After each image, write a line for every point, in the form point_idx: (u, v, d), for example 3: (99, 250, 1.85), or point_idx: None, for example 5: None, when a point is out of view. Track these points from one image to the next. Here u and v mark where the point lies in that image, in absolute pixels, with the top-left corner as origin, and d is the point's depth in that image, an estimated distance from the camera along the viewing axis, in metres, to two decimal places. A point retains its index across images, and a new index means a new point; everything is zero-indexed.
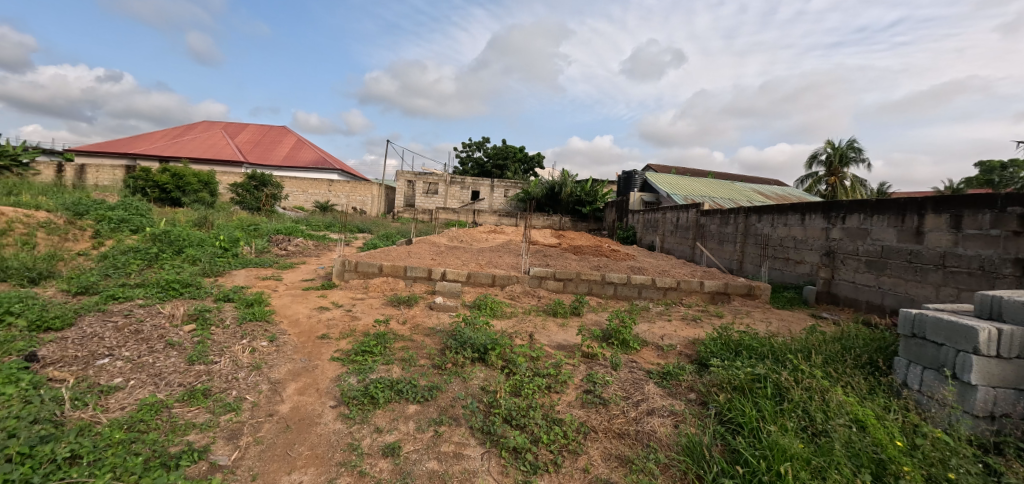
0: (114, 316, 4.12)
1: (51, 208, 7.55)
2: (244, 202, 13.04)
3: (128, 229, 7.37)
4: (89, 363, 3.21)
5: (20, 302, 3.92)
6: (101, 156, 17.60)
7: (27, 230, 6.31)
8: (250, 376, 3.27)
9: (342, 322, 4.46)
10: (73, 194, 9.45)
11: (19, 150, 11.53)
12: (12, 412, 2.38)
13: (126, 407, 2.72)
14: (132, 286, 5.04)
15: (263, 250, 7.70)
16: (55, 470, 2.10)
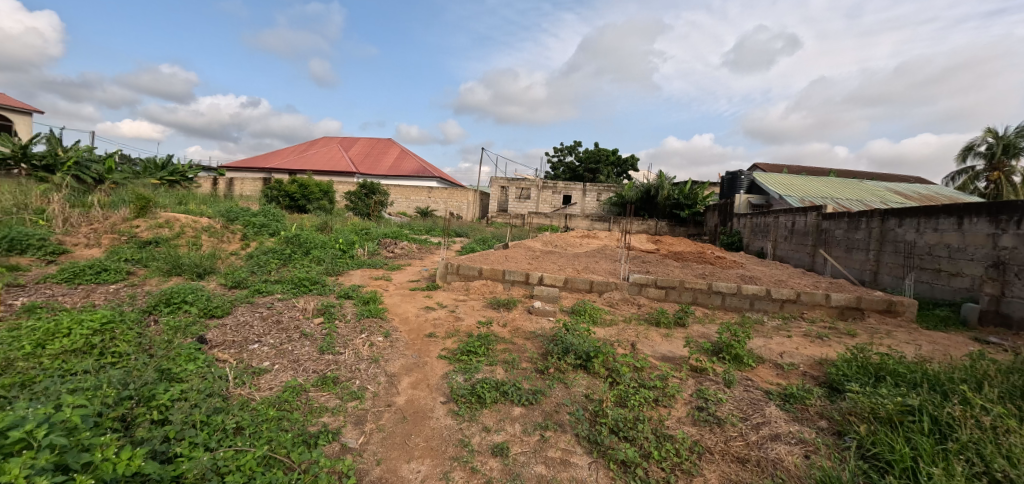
0: (260, 308, 4.78)
1: (210, 215, 8.94)
2: (356, 209, 14.29)
3: (267, 233, 8.48)
4: (243, 347, 3.75)
5: (193, 293, 4.71)
6: (246, 171, 20.46)
7: (195, 234, 7.56)
8: (370, 368, 3.58)
9: (447, 322, 4.70)
10: (225, 203, 11.11)
11: (187, 167, 13.84)
12: (194, 384, 2.86)
13: (274, 388, 3.13)
14: (272, 282, 5.79)
15: (374, 252, 8.39)
16: (225, 437, 2.48)
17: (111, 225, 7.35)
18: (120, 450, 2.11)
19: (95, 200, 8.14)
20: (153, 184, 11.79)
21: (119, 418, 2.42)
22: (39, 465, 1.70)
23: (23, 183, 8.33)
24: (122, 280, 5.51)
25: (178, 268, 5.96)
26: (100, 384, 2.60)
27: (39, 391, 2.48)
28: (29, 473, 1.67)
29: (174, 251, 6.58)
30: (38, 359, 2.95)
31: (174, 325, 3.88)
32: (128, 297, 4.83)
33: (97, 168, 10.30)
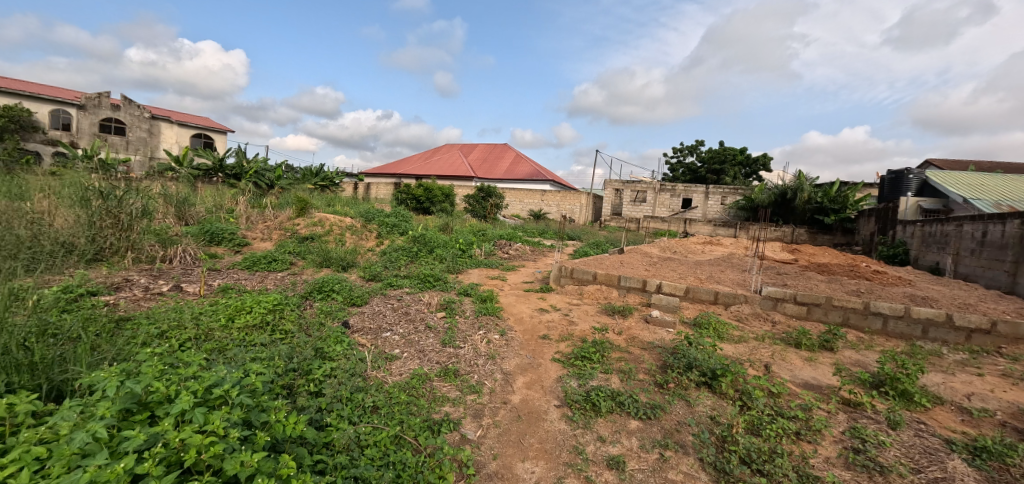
0: (392, 299, 5.27)
1: (352, 216, 10.10)
2: (474, 210, 14.97)
3: (398, 232, 9.31)
4: (378, 334, 4.17)
5: (339, 283, 5.36)
6: (381, 176, 22.76)
7: (341, 232, 8.60)
8: (487, 364, 3.73)
9: (561, 326, 4.70)
10: (364, 204, 12.45)
11: (335, 173, 15.77)
12: (341, 363, 3.26)
13: (403, 374, 3.42)
14: (401, 276, 6.34)
15: (490, 252, 8.72)
16: (364, 413, 2.77)
17: (279, 223, 8.70)
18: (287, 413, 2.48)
19: (268, 201, 9.70)
20: (310, 188, 13.69)
21: (285, 386, 2.85)
22: (232, 419, 2.07)
23: (219, 188, 10.25)
24: (286, 269, 6.48)
25: (327, 260, 6.83)
26: (272, 356, 3.09)
27: (231, 357, 3.03)
28: (226, 424, 2.04)
29: (325, 246, 7.55)
30: (229, 330, 3.60)
31: (325, 310, 4.46)
32: (290, 283, 5.67)
33: (269, 175, 12.27)
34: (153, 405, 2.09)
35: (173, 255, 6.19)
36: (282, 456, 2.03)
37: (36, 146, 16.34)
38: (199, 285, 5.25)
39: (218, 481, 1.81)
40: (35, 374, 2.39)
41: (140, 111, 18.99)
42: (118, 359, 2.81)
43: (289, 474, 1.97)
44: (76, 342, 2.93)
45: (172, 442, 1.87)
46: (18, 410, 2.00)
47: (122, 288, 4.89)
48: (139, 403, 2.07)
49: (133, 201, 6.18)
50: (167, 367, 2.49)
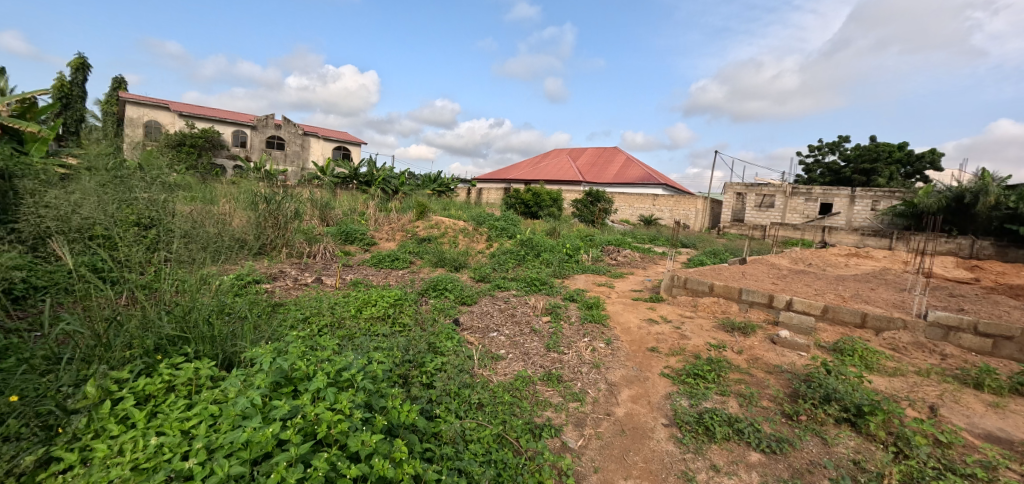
0: (499, 300, 5.42)
1: (465, 219, 10.62)
2: (582, 216, 14.79)
3: (507, 235, 9.54)
4: (485, 333, 4.29)
5: (452, 282, 5.65)
6: (492, 181, 23.65)
7: (455, 235, 9.08)
8: (591, 373, 3.62)
9: (672, 339, 4.41)
10: (477, 209, 13.02)
11: (452, 179, 16.61)
12: (451, 359, 3.41)
13: (508, 374, 3.48)
14: (509, 279, 6.49)
15: (598, 258, 8.53)
16: (469, 409, 2.85)
17: (401, 225, 9.47)
18: (402, 402, 2.64)
19: (392, 205, 10.62)
20: (428, 193, 14.71)
21: (402, 375, 3.06)
22: (357, 401, 2.26)
23: (353, 194, 11.48)
24: (406, 267, 7.02)
25: (442, 261, 7.25)
26: (392, 346, 3.34)
27: (358, 344, 3.34)
28: (352, 405, 2.23)
29: (440, 247, 8.03)
30: (358, 320, 3.98)
31: (438, 307, 4.73)
32: (409, 281, 6.12)
33: (395, 182, 13.44)
34: (296, 381, 2.37)
35: (316, 251, 7.06)
36: (397, 440, 2.13)
37: (221, 160, 19.89)
38: (335, 279, 5.91)
39: (343, 455, 1.98)
40: (215, 344, 2.87)
41: (295, 128, 22.09)
42: (274, 338, 3.27)
43: (402, 459, 2.06)
44: (244, 319, 3.44)
45: (309, 415, 2.10)
46: (201, 373, 2.42)
47: (277, 278, 5.69)
48: (285, 378, 2.36)
49: (287, 205, 7.19)
50: (307, 350, 2.83)
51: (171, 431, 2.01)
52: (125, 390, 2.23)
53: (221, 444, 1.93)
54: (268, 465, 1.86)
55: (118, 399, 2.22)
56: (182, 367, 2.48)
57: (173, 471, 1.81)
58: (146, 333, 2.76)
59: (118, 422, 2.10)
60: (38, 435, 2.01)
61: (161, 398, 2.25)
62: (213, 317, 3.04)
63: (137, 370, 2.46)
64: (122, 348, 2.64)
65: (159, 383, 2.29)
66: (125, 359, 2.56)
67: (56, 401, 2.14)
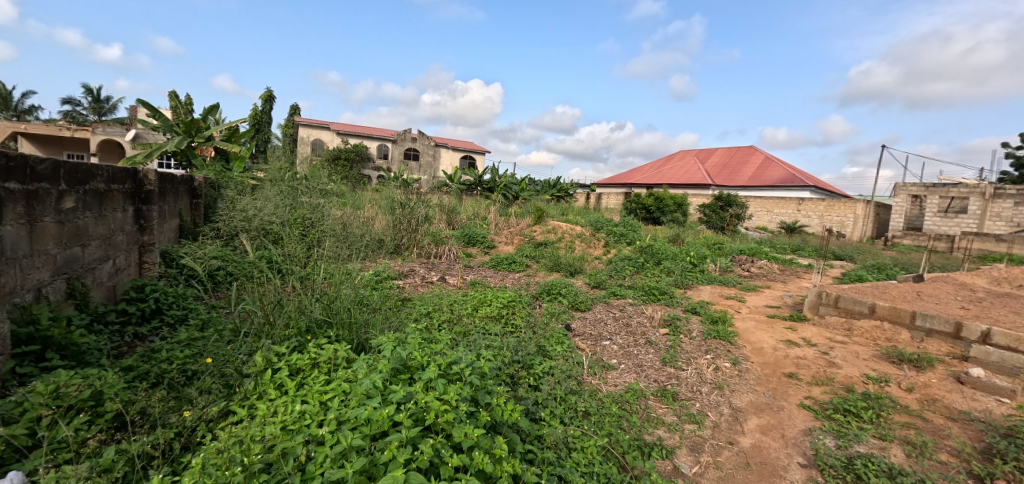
0: (614, 309, 5.17)
1: (583, 225, 10.48)
2: (709, 222, 13.56)
3: (625, 242, 9.17)
4: (597, 341, 4.08)
5: (566, 287, 5.55)
6: (613, 185, 23.05)
7: (571, 240, 9.00)
8: (712, 394, 3.24)
9: (817, 366, 3.76)
10: (595, 214, 12.79)
11: (571, 184, 16.49)
12: (560, 363, 3.18)
13: (619, 385, 3.20)
14: (626, 287, 6.18)
15: (727, 268, 7.73)
16: (575, 416, 2.66)
17: (519, 229, 9.68)
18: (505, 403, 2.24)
19: (512, 210, 10.94)
20: (547, 199, 14.89)
21: (510, 375, 2.89)
22: (463, 393, 1.93)
23: (476, 199, 12.09)
24: (522, 270, 7.12)
25: (557, 265, 7.20)
26: (502, 345, 3.12)
27: (469, 339, 3.11)
28: (459, 398, 1.91)
29: (556, 252, 8.01)
30: (473, 317, 3.95)
31: (551, 311, 4.64)
32: (523, 284, 6.18)
33: (515, 188, 13.85)
34: (412, 369, 2.09)
35: (442, 252, 7.50)
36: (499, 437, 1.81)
37: (368, 171, 22.52)
38: (456, 279, 6.21)
39: (448, 445, 1.68)
40: (353, 330, 2.85)
41: (429, 141, 24.09)
42: (403, 327, 3.14)
43: (502, 456, 1.75)
44: (376, 309, 3.38)
45: (419, 401, 1.81)
46: (338, 352, 2.38)
47: (407, 275, 6.16)
48: (404, 365, 2.09)
49: (417, 210, 7.81)
50: (429, 342, 2.60)
51: (312, 400, 1.90)
52: (282, 362, 2.37)
53: (346, 418, 1.72)
54: (383, 442, 1.60)
55: (277, 370, 2.36)
56: (325, 347, 2.48)
57: (308, 438, 1.63)
58: (301, 312, 2.89)
59: (276, 388, 2.19)
60: (220, 391, 2.21)
61: (308, 372, 2.28)
62: (352, 304, 3.03)
63: (290, 347, 2.56)
64: (282, 328, 2.79)
65: (306, 358, 2.33)
66: (284, 337, 2.69)
67: (233, 368, 2.37)
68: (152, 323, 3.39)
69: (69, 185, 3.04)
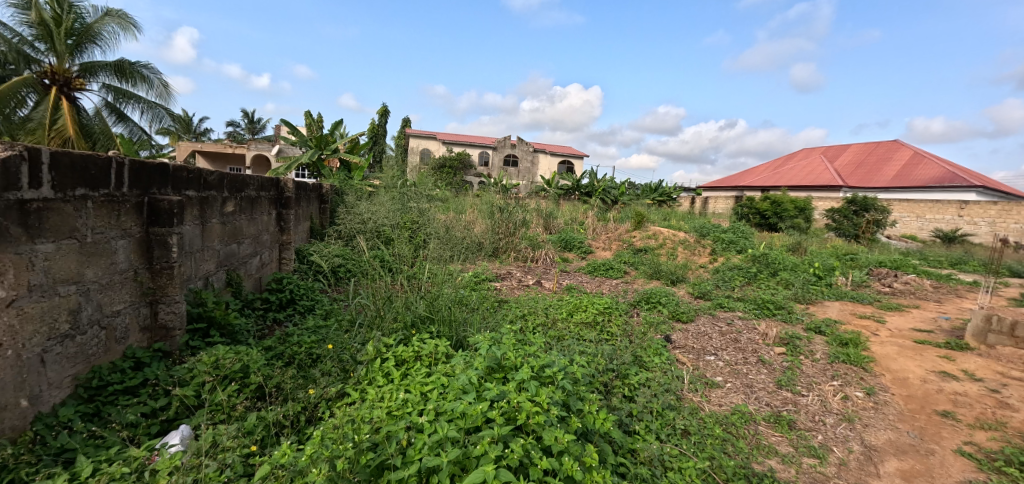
0: (721, 322, 4.78)
1: (687, 231, 9.89)
2: (839, 229, 12.01)
3: (735, 249, 8.45)
4: (701, 355, 3.77)
5: (666, 296, 5.25)
6: (722, 188, 21.48)
7: (674, 246, 8.54)
8: (839, 427, 2.83)
9: (981, 406, 3.11)
10: (701, 219, 12.01)
11: (674, 187, 15.67)
12: (657, 375, 2.93)
13: (723, 405, 2.89)
14: (735, 299, 5.69)
15: (861, 282, 6.75)
16: (673, 434, 2.43)
17: (618, 235, 9.41)
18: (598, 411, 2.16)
19: (610, 215, 10.68)
20: (648, 203, 14.32)
21: (603, 383, 2.72)
22: (555, 396, 1.88)
23: (574, 204, 12.00)
24: (620, 277, 6.90)
25: (657, 273, 6.86)
26: (596, 352, 2.98)
27: (562, 345, 3.01)
28: (550, 401, 1.86)
29: (657, 259, 7.64)
30: (567, 322, 3.86)
31: (650, 320, 4.41)
32: (621, 291, 5.98)
33: (614, 192, 13.54)
34: (506, 369, 2.10)
35: (539, 256, 7.54)
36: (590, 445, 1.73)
37: (470, 178, 23.51)
38: (552, 283, 6.21)
39: (537, 448, 1.65)
40: (452, 328, 2.96)
41: (528, 147, 24.51)
42: (499, 328, 3.19)
43: (592, 465, 1.66)
44: (475, 309, 3.49)
45: (512, 401, 1.81)
46: (438, 347, 2.48)
47: (504, 278, 6.30)
48: (498, 365, 2.10)
49: (515, 215, 7.96)
50: (523, 343, 2.59)
51: (414, 390, 2.00)
52: (390, 352, 2.53)
53: (444, 409, 1.76)
54: (476, 437, 1.62)
55: (386, 360, 2.52)
56: (428, 342, 2.61)
57: (409, 424, 1.69)
58: (407, 309, 3.07)
59: (383, 376, 2.35)
60: (338, 374, 2.43)
61: (411, 363, 2.41)
62: (452, 303, 3.15)
63: (397, 339, 2.73)
64: (391, 321, 3.00)
65: (410, 351, 2.48)
66: (392, 330, 2.89)
67: (348, 355, 2.59)
68: (287, 310, 3.86)
69: (229, 193, 3.57)
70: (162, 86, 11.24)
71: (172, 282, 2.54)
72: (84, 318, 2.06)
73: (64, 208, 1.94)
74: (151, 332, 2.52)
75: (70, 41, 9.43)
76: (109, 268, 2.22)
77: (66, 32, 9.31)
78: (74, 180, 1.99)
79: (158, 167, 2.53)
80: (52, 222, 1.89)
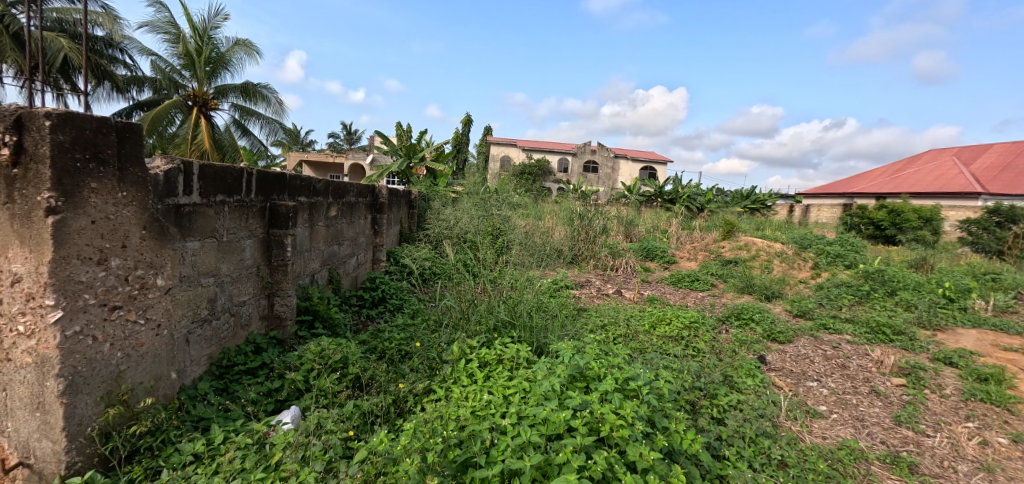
0: (825, 345, 4.34)
1: (784, 242, 9.13)
2: (976, 243, 10.38)
3: (842, 264, 7.65)
4: (801, 380, 3.46)
5: (760, 312, 4.88)
6: (826, 196, 19.55)
7: (769, 259, 7.93)
8: (975, 478, 2.45)
9: None
10: (801, 230, 11.02)
11: (768, 194, 14.53)
12: (749, 398, 2.70)
13: (827, 438, 2.62)
14: (842, 320, 5.14)
15: (1005, 306, 5.78)
16: (768, 465, 2.19)
17: (705, 245, 8.93)
18: (685, 430, 2.06)
19: (697, 223, 10.17)
20: (738, 212, 13.46)
21: (690, 401, 2.58)
22: (640, 411, 1.84)
23: (657, 211, 11.58)
24: (707, 290, 6.53)
25: (750, 287, 6.41)
26: (682, 368, 2.85)
27: (646, 357, 2.92)
28: (635, 415, 1.83)
29: (749, 272, 7.13)
30: (651, 336, 3.71)
31: (741, 339, 4.11)
32: (709, 305, 5.66)
33: (701, 199, 12.88)
34: (589, 379, 2.09)
35: (619, 264, 7.38)
36: (676, 465, 1.66)
37: (549, 184, 23.64)
38: (633, 293, 6.03)
39: (621, 462, 1.63)
40: (533, 334, 2.99)
41: (609, 152, 24.12)
42: (581, 337, 3.15)
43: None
44: (556, 316, 3.48)
45: (595, 413, 1.81)
46: (520, 352, 2.53)
47: (584, 285, 6.25)
48: (580, 374, 2.10)
49: (596, 222, 7.86)
50: (607, 354, 2.56)
51: (497, 393, 2.06)
52: (474, 354, 2.62)
53: (526, 414, 1.80)
54: (558, 444, 1.64)
55: (470, 361, 2.62)
56: (509, 346, 2.67)
57: (493, 425, 1.74)
58: (490, 313, 3.15)
59: (467, 376, 2.44)
60: (425, 371, 2.56)
61: (494, 366, 2.48)
62: (533, 310, 3.18)
63: (480, 342, 2.82)
64: (475, 323, 3.10)
65: (493, 354, 2.55)
66: (476, 332, 2.98)
67: (435, 354, 2.71)
68: (379, 308, 4.14)
69: (333, 199, 3.92)
70: (278, 102, 12.60)
71: (286, 278, 2.84)
72: (219, 306, 2.37)
73: (207, 211, 2.25)
74: (268, 321, 2.84)
75: (207, 68, 10.89)
76: (238, 264, 2.54)
77: (204, 60, 10.78)
78: (216, 187, 2.29)
79: (278, 176, 2.86)
80: (199, 223, 2.19)
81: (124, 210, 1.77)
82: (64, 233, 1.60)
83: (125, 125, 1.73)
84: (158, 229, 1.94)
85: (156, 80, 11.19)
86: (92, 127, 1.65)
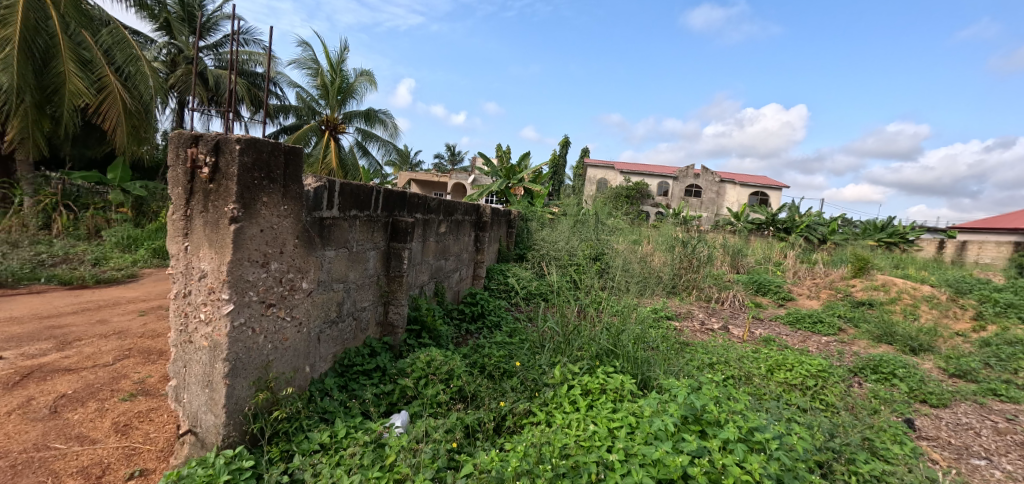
0: (995, 416, 3.58)
1: (934, 284, 7.81)
2: None
3: (1017, 315, 6.34)
4: (965, 456, 2.89)
5: (905, 367, 4.18)
6: (988, 231, 16.55)
7: (913, 302, 6.84)
8: None
9: None
10: (954, 271, 9.39)
11: (910, 227, 12.61)
12: (898, 469, 2.31)
13: None
14: (1018, 386, 4.22)
15: None
16: None
17: (830, 282, 7.96)
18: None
19: (819, 258, 9.16)
20: (870, 246, 11.90)
21: (820, 464, 2.27)
22: (770, 468, 1.68)
23: (769, 241, 10.63)
24: (834, 335, 5.76)
25: (889, 335, 5.53)
26: (810, 423, 2.53)
27: (766, 405, 2.64)
28: (764, 473, 1.68)
29: (888, 317, 6.16)
30: (769, 382, 3.36)
31: (881, 396, 3.56)
32: (836, 352, 4.98)
33: (823, 230, 11.59)
34: (705, 423, 1.97)
35: (725, 297, 6.85)
36: None
37: (647, 207, 23.00)
38: (743, 330, 5.52)
39: None
40: (638, 366, 2.85)
41: (713, 177, 22.85)
42: (690, 374, 2.94)
43: None
44: (660, 346, 3.28)
45: (714, 463, 1.70)
46: (625, 384, 2.45)
47: (686, 317, 5.89)
48: (694, 416, 1.98)
49: (700, 250, 7.32)
50: (723, 396, 2.36)
51: (601, 424, 2.02)
52: (576, 380, 2.59)
53: (636, 452, 1.74)
54: None
55: (570, 386, 2.59)
56: (613, 376, 2.59)
57: (600, 459, 1.72)
58: (593, 340, 3.07)
59: (569, 403, 2.41)
60: (526, 393, 2.56)
61: (597, 395, 2.42)
62: (638, 340, 3.04)
63: (582, 368, 2.77)
64: (579, 348, 3.06)
65: (596, 383, 2.49)
66: (579, 357, 2.95)
67: (536, 375, 2.72)
68: (478, 323, 4.26)
69: (443, 216, 4.15)
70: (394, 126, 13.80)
71: (400, 288, 3.05)
72: (345, 310, 2.61)
73: (344, 224, 2.49)
74: (382, 327, 3.07)
75: (338, 97, 12.24)
76: (363, 273, 2.78)
77: (337, 90, 12.15)
78: (351, 203, 2.54)
79: (398, 194, 3.10)
80: (336, 235, 2.44)
81: (283, 221, 2.05)
82: (241, 239, 1.89)
83: (291, 149, 2.02)
84: (306, 239, 2.20)
85: (299, 108, 12.91)
86: (268, 150, 1.95)
